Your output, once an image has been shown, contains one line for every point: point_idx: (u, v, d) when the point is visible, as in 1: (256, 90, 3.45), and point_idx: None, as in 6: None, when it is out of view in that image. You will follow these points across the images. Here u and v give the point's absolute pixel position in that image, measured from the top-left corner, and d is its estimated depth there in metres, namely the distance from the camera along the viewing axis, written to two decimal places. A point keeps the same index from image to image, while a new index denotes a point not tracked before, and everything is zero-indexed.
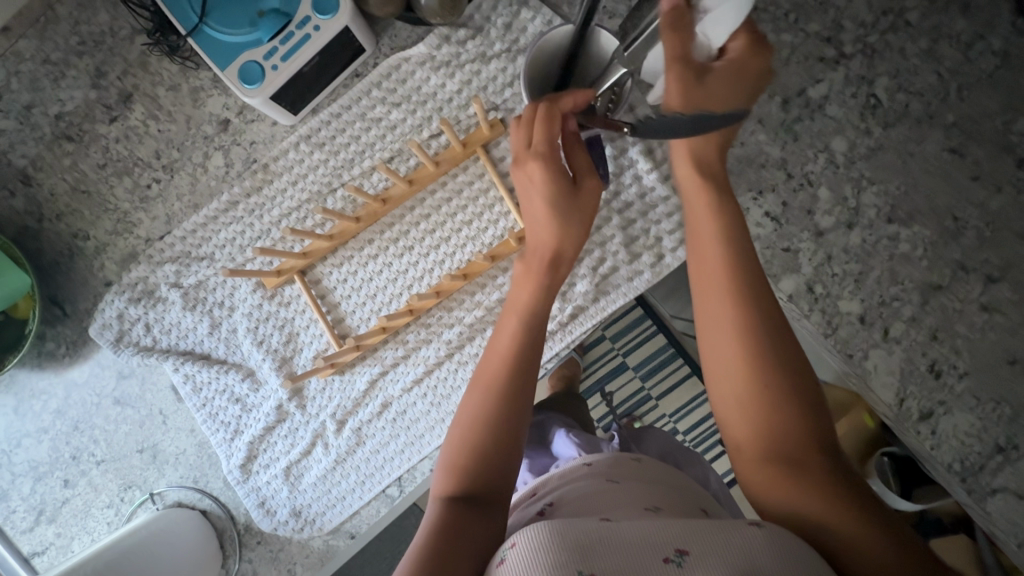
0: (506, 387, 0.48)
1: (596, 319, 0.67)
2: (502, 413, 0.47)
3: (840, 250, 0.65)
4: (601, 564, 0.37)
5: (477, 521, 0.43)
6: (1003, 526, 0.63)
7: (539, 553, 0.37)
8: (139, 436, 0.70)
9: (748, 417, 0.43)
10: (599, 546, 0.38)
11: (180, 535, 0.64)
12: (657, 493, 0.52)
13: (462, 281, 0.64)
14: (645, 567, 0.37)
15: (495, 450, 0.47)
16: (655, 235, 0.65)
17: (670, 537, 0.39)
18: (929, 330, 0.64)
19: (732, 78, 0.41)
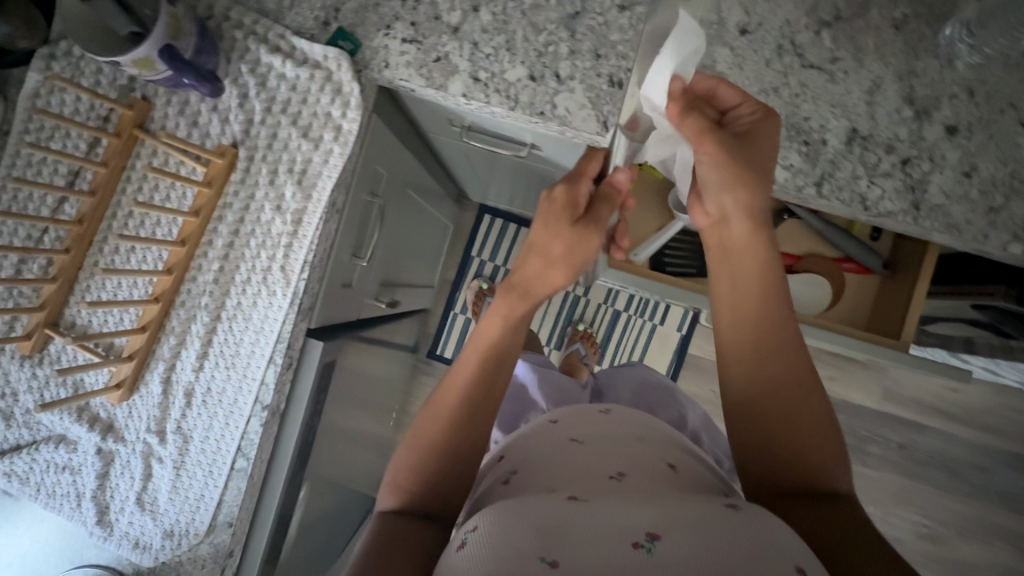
0: (463, 421, 0.61)
1: (320, 211, 0.68)
2: (453, 449, 0.61)
3: (479, 34, 0.68)
4: (560, 551, 0.45)
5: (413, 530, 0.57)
6: None
7: (494, 537, 0.47)
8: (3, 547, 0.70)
9: (745, 322, 0.57)
10: (560, 538, 0.46)
11: None
12: (625, 461, 0.67)
13: (183, 247, 0.66)
14: (620, 553, 0.44)
15: (449, 453, 0.61)
16: (323, 113, 0.68)
17: (644, 524, 0.46)
18: (592, 52, 0.67)
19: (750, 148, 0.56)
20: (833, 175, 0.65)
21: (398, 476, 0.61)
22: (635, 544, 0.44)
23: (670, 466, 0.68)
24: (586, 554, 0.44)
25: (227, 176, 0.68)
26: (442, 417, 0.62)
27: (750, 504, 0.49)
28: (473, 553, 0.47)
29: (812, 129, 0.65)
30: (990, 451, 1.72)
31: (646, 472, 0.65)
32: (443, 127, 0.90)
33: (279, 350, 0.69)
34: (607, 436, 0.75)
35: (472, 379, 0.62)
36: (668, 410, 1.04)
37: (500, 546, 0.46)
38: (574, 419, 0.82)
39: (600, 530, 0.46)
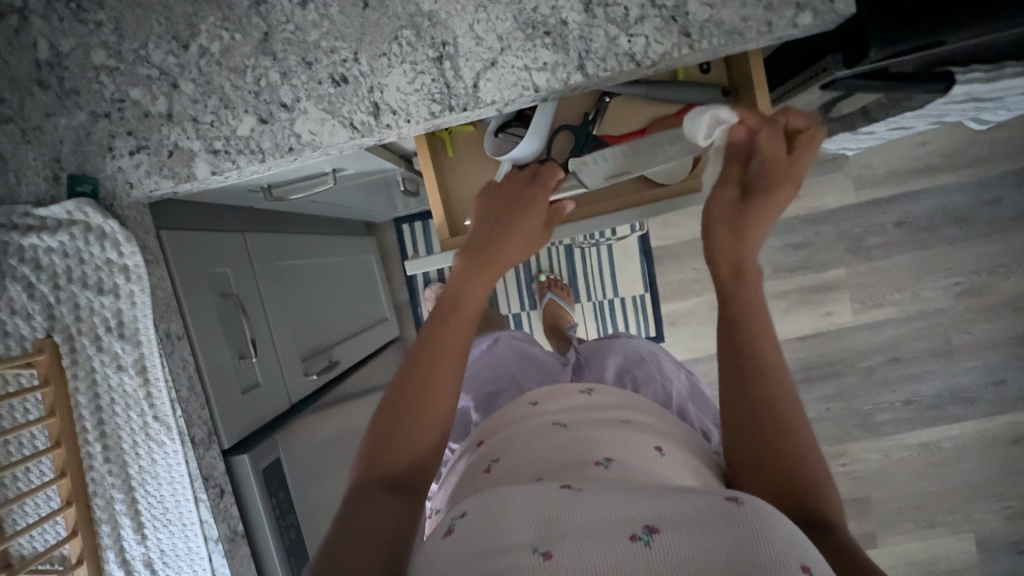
0: (456, 372, 0.63)
1: (156, 350, 0.68)
2: (433, 410, 0.60)
3: (192, 108, 0.64)
4: (558, 545, 0.47)
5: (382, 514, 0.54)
6: (511, 92, 0.61)
7: (485, 527, 0.49)
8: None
9: (799, 418, 0.59)
10: (560, 532, 0.48)
11: None
12: (614, 444, 0.66)
13: (60, 447, 0.66)
14: (617, 544, 0.46)
15: (435, 409, 0.60)
16: (104, 262, 0.67)
17: (641, 518, 0.48)
18: (301, 63, 0.62)
19: (762, 222, 0.68)
20: (590, 51, 0.59)
21: (376, 440, 0.59)
22: (632, 537, 0.46)
23: (655, 447, 0.67)
24: (582, 542, 0.47)
25: (60, 363, 0.67)
26: (436, 374, 0.62)
27: (753, 501, 0.49)
28: (465, 536, 0.49)
29: (545, 16, 0.59)
30: (989, 181, 1.61)
31: (634, 459, 0.64)
32: (248, 197, 0.85)
33: (199, 487, 0.70)
34: (593, 415, 0.74)
35: (456, 337, 0.65)
36: (650, 386, 0.98)
37: (495, 540, 0.48)
38: (556, 405, 0.78)
39: (596, 520, 0.48)
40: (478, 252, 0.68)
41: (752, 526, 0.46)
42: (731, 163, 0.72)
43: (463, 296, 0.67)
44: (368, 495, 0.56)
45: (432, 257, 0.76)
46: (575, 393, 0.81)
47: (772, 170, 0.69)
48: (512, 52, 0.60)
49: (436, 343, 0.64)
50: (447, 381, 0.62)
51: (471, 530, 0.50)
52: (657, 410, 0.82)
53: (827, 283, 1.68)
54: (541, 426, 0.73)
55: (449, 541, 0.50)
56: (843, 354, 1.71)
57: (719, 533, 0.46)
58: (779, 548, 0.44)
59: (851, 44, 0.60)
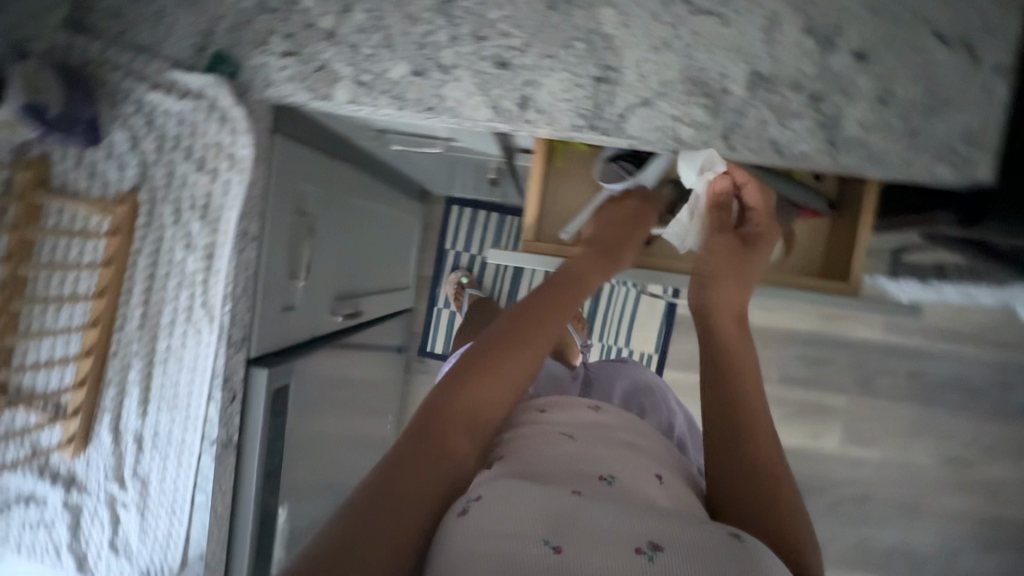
0: (507, 377, 0.64)
1: (229, 242, 0.68)
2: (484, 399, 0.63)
3: (355, 35, 0.65)
4: (565, 539, 0.48)
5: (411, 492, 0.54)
6: (653, 135, 0.64)
7: (498, 515, 0.50)
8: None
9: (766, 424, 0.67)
10: (567, 527, 0.50)
11: None
12: (619, 467, 0.66)
13: (103, 299, 0.67)
14: (621, 561, 0.47)
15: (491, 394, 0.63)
16: (214, 143, 0.67)
17: (645, 533, 0.49)
18: (472, 36, 0.64)
19: (743, 262, 0.77)
20: (739, 126, 0.62)
21: (409, 437, 0.58)
22: (636, 550, 0.48)
23: (656, 477, 0.67)
24: (585, 539, 0.49)
25: (133, 221, 0.68)
26: (482, 380, 0.63)
27: (755, 543, 0.50)
28: (480, 519, 0.50)
29: (712, 79, 0.62)
30: (1004, 365, 1.67)
31: (637, 482, 0.64)
32: (358, 131, 0.87)
33: (216, 385, 0.70)
34: (600, 434, 0.74)
35: (512, 343, 0.66)
36: (656, 415, 1.01)
37: (508, 528, 0.49)
38: (565, 419, 0.78)
39: (603, 528, 0.50)
40: (603, 246, 0.76)
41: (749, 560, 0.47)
42: (718, 212, 0.78)
43: (543, 299, 0.70)
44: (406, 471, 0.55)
45: (514, 253, 0.77)
46: (584, 409, 0.82)
47: (762, 214, 0.78)
48: (669, 99, 0.63)
49: (508, 341, 0.66)
50: (508, 378, 0.64)
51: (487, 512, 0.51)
52: (654, 435, 0.83)
53: (826, 406, 1.71)
54: (549, 433, 0.72)
55: (462, 521, 0.51)
56: (817, 476, 1.74)
57: (723, 561, 0.47)
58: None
59: (971, 209, 0.63)
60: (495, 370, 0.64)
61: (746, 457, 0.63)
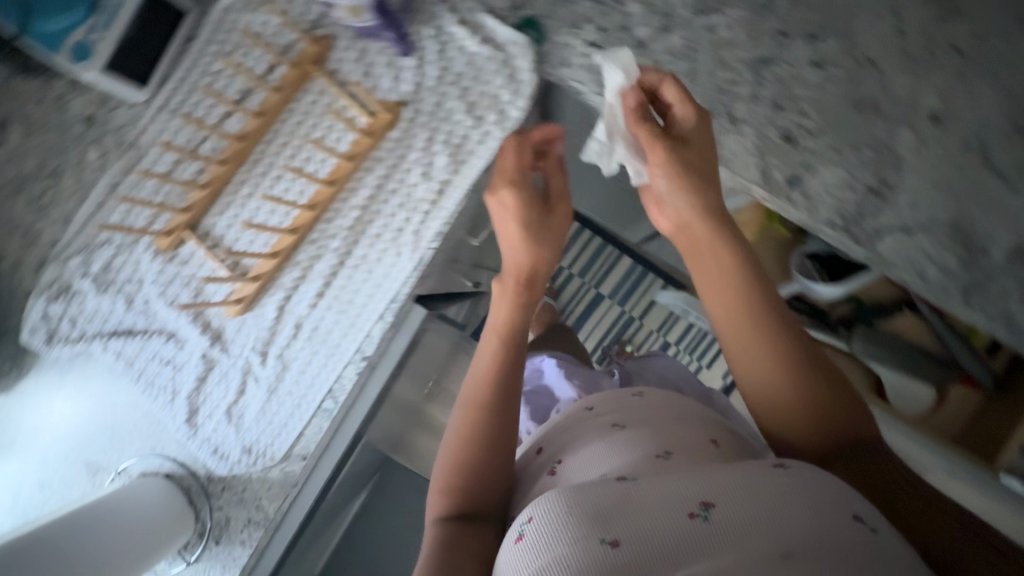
0: (501, 413, 0.61)
1: (464, 187, 0.69)
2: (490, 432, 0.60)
3: (666, 55, 0.67)
4: (621, 528, 0.39)
5: (472, 537, 0.55)
6: (900, 262, 0.65)
7: (557, 529, 0.40)
8: (82, 417, 0.75)
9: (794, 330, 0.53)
10: (619, 513, 0.40)
11: (150, 503, 0.69)
12: (669, 436, 0.54)
13: (330, 187, 0.69)
14: (675, 531, 0.39)
15: (482, 453, 0.59)
16: (492, 94, 0.69)
17: (694, 492, 0.41)
18: (772, 102, 0.66)
19: (697, 156, 0.56)
20: (984, 288, 0.63)
21: (446, 542, 0.55)
22: (691, 515, 0.40)
23: (713, 443, 0.56)
24: (654, 543, 0.39)
25: (386, 130, 0.69)
26: (452, 475, 0.59)
27: (800, 468, 0.43)
28: (534, 551, 0.40)
29: (977, 236, 0.63)
30: None
31: (694, 450, 0.54)
32: (584, 131, 0.88)
33: (391, 309, 0.71)
34: (649, 416, 0.59)
35: (484, 400, 0.61)
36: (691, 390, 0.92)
37: (565, 541, 0.39)
38: (610, 404, 0.62)
39: (656, 509, 0.40)
40: (518, 295, 0.66)
41: (815, 486, 0.42)
42: (643, 127, 0.58)
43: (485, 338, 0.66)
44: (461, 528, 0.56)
45: None
46: (624, 392, 0.63)
47: (700, 128, 0.56)
48: (928, 236, 0.64)
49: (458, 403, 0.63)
50: (503, 412, 0.61)
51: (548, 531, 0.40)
52: (692, 403, 0.65)
53: None
54: (592, 425, 0.58)
55: (520, 556, 0.41)
56: None
57: (793, 505, 0.40)
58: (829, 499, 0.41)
59: None
60: (445, 468, 0.60)
61: (787, 369, 0.51)
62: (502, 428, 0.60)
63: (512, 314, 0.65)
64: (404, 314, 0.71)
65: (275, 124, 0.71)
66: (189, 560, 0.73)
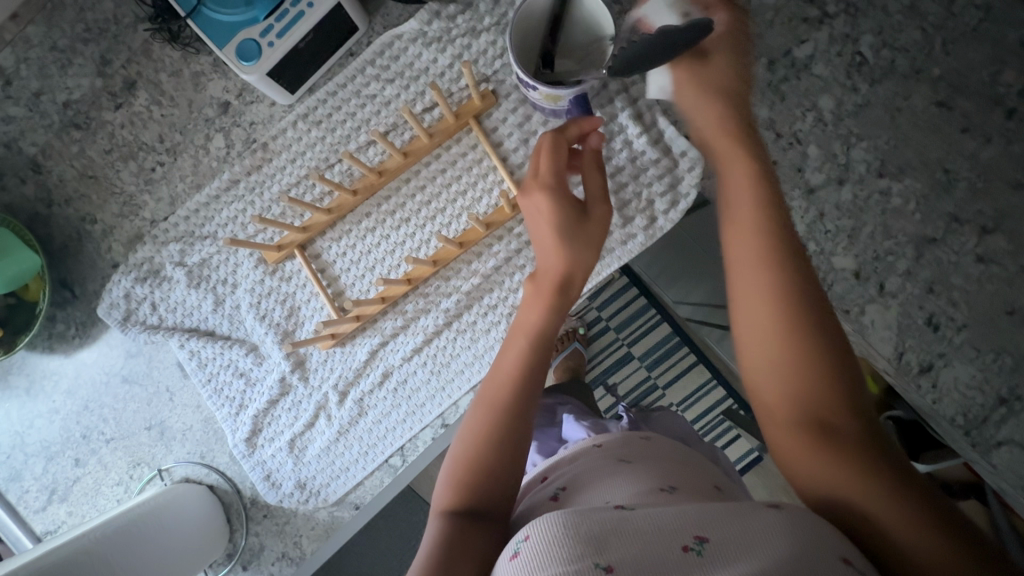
0: (515, 410, 0.51)
1: (592, 283, 0.67)
2: (504, 449, 0.50)
3: (831, 207, 0.65)
4: (616, 554, 0.37)
5: (478, 534, 0.46)
6: (1009, 478, 0.63)
7: (551, 547, 0.37)
8: (135, 404, 0.72)
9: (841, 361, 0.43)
10: (616, 536, 0.38)
11: (184, 522, 0.65)
12: (678, 485, 0.52)
13: (459, 249, 0.66)
14: (665, 560, 0.37)
15: (493, 463, 0.49)
16: (647, 198, 0.66)
17: (689, 525, 0.39)
18: (925, 283, 0.64)
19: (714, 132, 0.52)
20: None
21: (447, 542, 0.45)
22: (684, 547, 0.37)
23: (716, 489, 0.56)
24: (648, 567, 0.36)
25: None
26: (466, 463, 0.49)
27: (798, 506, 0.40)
28: (531, 572, 0.37)
29: None
30: None
31: (700, 491, 0.52)
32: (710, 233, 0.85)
33: None
34: (653, 455, 0.58)
35: (501, 401, 0.51)
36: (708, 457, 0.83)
37: (560, 563, 0.36)
38: (610, 440, 0.60)
39: (653, 531, 0.39)
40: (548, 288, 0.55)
41: (837, 539, 0.38)
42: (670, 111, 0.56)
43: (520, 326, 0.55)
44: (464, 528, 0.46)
45: None
46: (633, 434, 0.60)
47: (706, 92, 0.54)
48: None
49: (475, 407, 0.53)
50: (517, 413, 0.51)
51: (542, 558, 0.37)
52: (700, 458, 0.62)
53: None
54: (599, 460, 0.56)
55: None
56: None
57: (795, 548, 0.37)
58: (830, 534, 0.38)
59: None
60: (453, 463, 0.50)
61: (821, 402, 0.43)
62: (519, 431, 0.50)
63: (538, 314, 0.54)
64: None
65: (416, 165, 0.68)
66: None
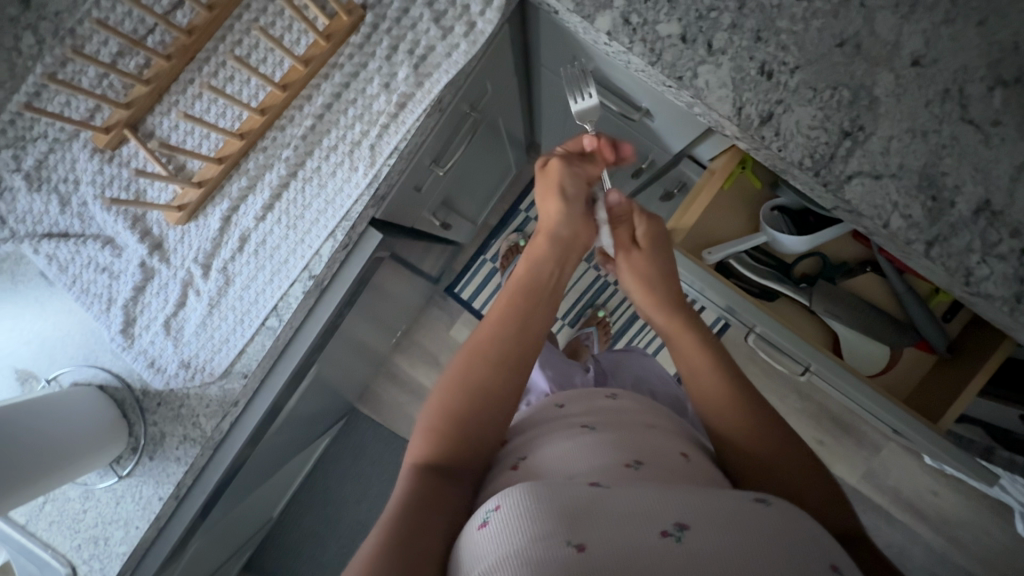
0: (496, 360, 0.59)
1: (426, 103, 0.65)
2: (497, 404, 0.57)
3: None
4: (590, 533, 0.38)
5: (445, 489, 0.50)
6: (866, 209, 0.63)
7: (522, 518, 0.38)
8: (11, 322, 0.72)
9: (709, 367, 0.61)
10: (590, 517, 0.39)
11: (75, 413, 0.65)
12: (647, 448, 0.53)
13: (283, 92, 0.64)
14: (644, 542, 0.38)
15: (484, 399, 0.57)
16: (462, 4, 0.64)
17: (671, 512, 0.40)
18: (752, 33, 0.63)
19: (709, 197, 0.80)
20: (946, 240, 0.62)
21: (418, 494, 0.49)
22: (663, 531, 0.38)
23: (683, 455, 0.54)
24: (622, 552, 0.37)
25: (347, 35, 0.65)
26: (437, 419, 0.56)
27: (781, 504, 0.42)
28: (500, 540, 0.38)
29: (945, 186, 0.62)
30: None
31: (666, 460, 0.51)
32: (561, 68, 0.85)
33: (342, 227, 0.68)
34: (622, 421, 0.58)
35: (497, 355, 0.60)
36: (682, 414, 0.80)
37: (524, 533, 0.37)
38: (585, 407, 0.61)
39: (631, 516, 0.39)
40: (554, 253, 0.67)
41: (799, 533, 0.40)
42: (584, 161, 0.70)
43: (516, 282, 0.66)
44: (433, 484, 0.50)
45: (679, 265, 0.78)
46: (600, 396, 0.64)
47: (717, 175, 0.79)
48: (897, 183, 0.63)
49: (471, 353, 0.60)
50: (506, 365, 0.59)
51: (508, 528, 0.39)
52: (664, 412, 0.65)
53: None
54: (565, 427, 0.57)
55: (484, 543, 0.39)
56: None
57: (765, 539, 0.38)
58: (804, 542, 0.39)
59: None
60: (432, 416, 0.56)
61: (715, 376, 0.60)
62: (506, 382, 0.58)
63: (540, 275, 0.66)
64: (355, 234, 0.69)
65: (228, 20, 0.66)
66: (121, 474, 0.71)
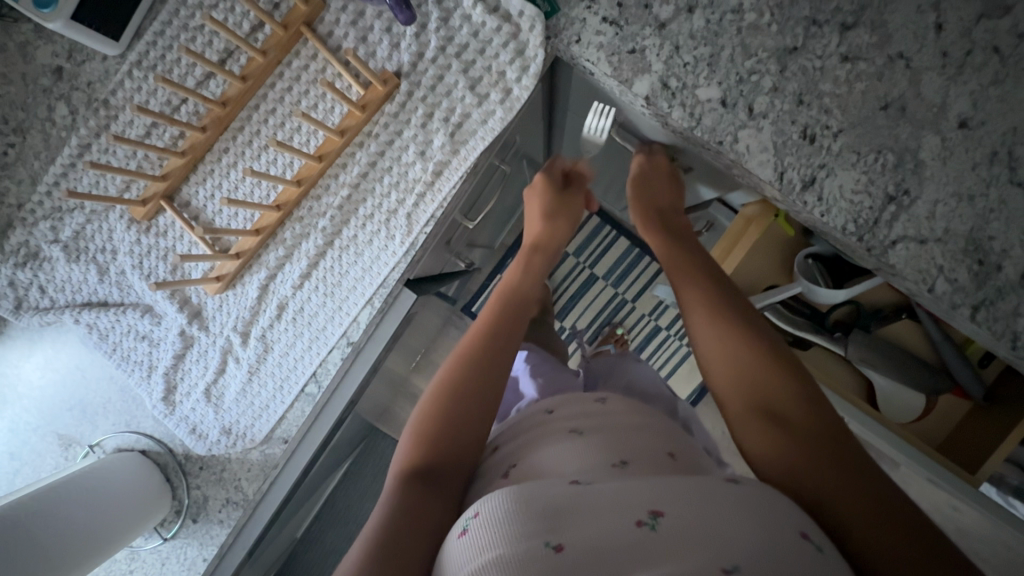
0: (483, 364, 0.54)
1: (461, 170, 0.65)
2: (484, 399, 0.52)
3: (685, 38, 0.62)
4: (568, 531, 0.35)
5: (431, 498, 0.46)
6: (910, 273, 0.62)
7: (499, 526, 0.35)
8: (54, 389, 0.73)
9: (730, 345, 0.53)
10: (569, 514, 0.36)
11: (123, 483, 0.66)
12: (631, 443, 0.48)
13: (319, 163, 0.64)
14: (619, 533, 0.35)
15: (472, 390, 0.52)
16: (497, 70, 0.63)
17: (646, 500, 0.37)
18: (794, 96, 0.62)
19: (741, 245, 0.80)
20: (994, 304, 0.61)
21: (401, 507, 0.45)
22: (637, 522, 0.36)
23: (670, 457, 0.48)
24: (601, 547, 0.34)
25: (382, 104, 0.64)
26: (423, 424, 0.51)
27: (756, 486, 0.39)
28: (478, 550, 0.35)
29: (993, 250, 0.60)
30: None
31: (653, 457, 0.47)
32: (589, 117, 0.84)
33: (380, 294, 0.67)
34: (610, 421, 0.51)
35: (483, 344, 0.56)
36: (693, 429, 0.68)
37: (502, 538, 0.35)
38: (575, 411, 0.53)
39: (608, 506, 0.37)
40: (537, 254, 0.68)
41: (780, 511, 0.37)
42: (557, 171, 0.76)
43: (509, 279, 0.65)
44: (418, 498, 0.45)
45: None
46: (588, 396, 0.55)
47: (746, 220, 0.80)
48: (942, 247, 0.61)
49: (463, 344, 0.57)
50: (493, 353, 0.55)
51: (489, 537, 0.35)
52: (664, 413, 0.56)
53: None
54: (550, 432, 0.50)
55: (463, 555, 0.36)
56: None
57: (746, 517, 0.36)
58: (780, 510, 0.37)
59: None
60: (417, 424, 0.51)
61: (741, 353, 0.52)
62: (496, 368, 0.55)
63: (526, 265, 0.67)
64: (393, 300, 0.68)
65: (261, 89, 0.66)
66: (166, 536, 0.72)
